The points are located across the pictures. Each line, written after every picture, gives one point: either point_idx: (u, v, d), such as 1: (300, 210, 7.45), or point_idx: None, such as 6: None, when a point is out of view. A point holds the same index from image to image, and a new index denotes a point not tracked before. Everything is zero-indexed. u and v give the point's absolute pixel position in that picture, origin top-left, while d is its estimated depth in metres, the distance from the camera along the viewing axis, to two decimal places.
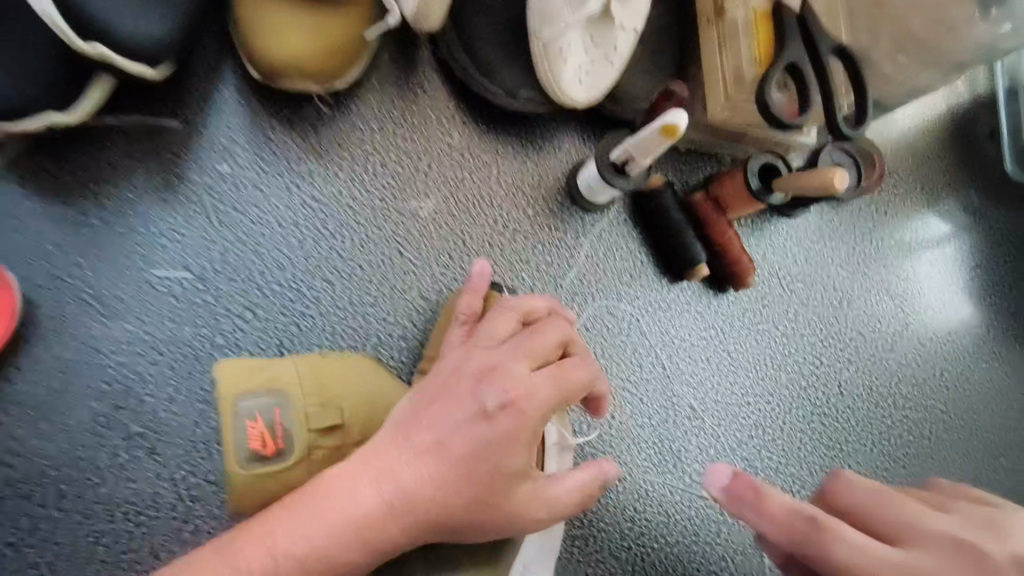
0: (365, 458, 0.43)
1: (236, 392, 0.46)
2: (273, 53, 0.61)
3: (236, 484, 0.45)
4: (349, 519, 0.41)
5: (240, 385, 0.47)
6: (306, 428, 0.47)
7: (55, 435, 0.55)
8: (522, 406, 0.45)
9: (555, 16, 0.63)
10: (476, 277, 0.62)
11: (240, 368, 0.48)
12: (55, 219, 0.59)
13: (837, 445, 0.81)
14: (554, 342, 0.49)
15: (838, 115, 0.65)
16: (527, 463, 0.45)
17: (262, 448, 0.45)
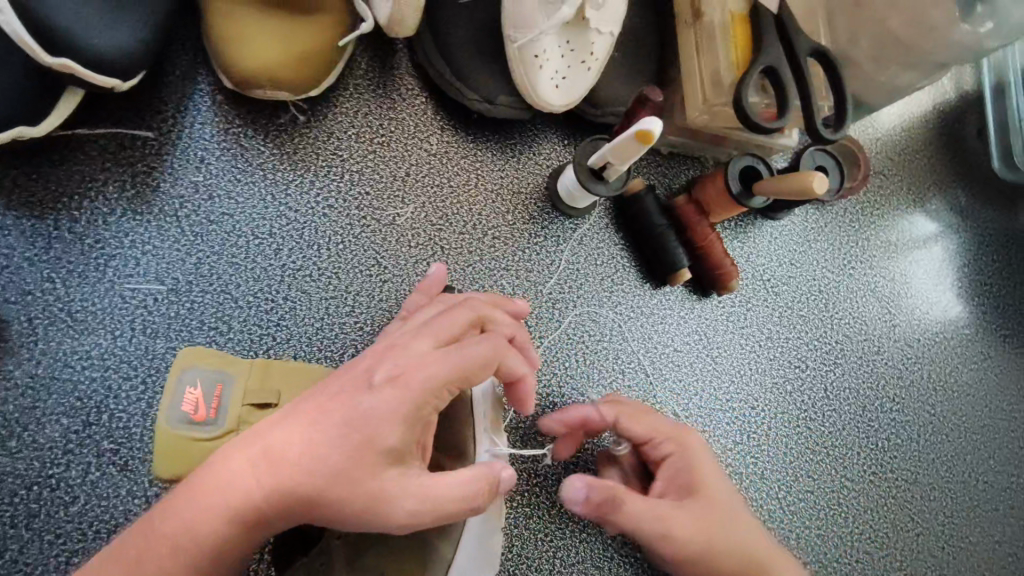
0: (247, 434, 0.43)
1: (184, 363, 0.54)
2: (244, 61, 0.61)
3: (160, 441, 0.51)
4: (220, 492, 0.41)
5: (191, 359, 0.54)
6: (242, 403, 0.54)
7: (26, 452, 0.55)
8: (406, 379, 0.43)
9: (528, 21, 0.64)
10: (431, 277, 0.63)
11: (200, 352, 0.55)
12: (26, 233, 0.58)
13: (823, 449, 0.80)
14: (463, 320, 0.48)
15: (817, 117, 0.64)
16: (406, 442, 0.43)
17: (193, 412, 0.52)
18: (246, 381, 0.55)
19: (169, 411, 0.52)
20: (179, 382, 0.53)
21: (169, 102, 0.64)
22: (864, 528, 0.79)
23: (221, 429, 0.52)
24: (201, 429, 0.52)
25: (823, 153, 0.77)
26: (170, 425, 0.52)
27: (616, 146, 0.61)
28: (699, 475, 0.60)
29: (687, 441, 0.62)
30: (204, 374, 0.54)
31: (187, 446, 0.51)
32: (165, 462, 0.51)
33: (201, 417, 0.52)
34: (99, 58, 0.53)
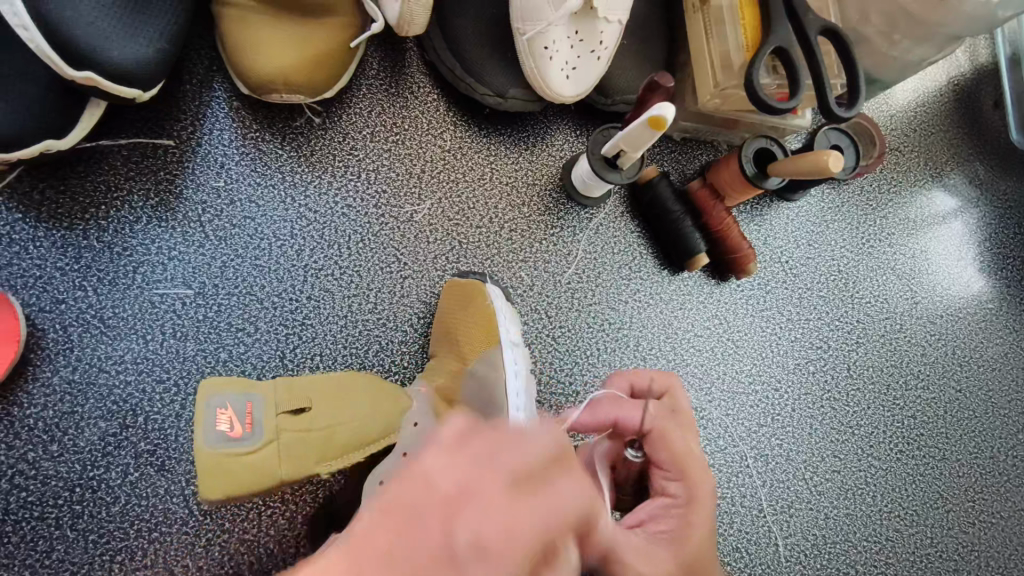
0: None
1: (210, 391, 0.52)
2: (257, 66, 0.62)
3: (199, 462, 0.50)
4: None
5: (215, 387, 0.52)
6: (276, 413, 0.53)
7: (67, 455, 0.56)
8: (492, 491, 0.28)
9: (535, 14, 0.64)
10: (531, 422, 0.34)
11: (222, 382, 0.53)
12: (57, 244, 0.60)
13: (849, 429, 0.80)
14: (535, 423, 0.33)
15: (829, 96, 0.64)
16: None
17: (230, 431, 0.51)
18: (274, 396, 0.54)
19: (204, 433, 0.50)
20: (209, 407, 0.51)
21: (188, 110, 0.65)
22: (892, 506, 0.79)
23: (260, 441, 0.52)
24: (239, 445, 0.51)
25: (837, 132, 0.77)
26: (206, 444, 0.50)
27: (628, 134, 0.62)
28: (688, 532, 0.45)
29: (698, 489, 0.47)
30: (231, 396, 0.52)
31: (228, 462, 0.50)
32: (209, 483, 0.50)
33: (238, 434, 0.51)
34: (118, 71, 0.54)
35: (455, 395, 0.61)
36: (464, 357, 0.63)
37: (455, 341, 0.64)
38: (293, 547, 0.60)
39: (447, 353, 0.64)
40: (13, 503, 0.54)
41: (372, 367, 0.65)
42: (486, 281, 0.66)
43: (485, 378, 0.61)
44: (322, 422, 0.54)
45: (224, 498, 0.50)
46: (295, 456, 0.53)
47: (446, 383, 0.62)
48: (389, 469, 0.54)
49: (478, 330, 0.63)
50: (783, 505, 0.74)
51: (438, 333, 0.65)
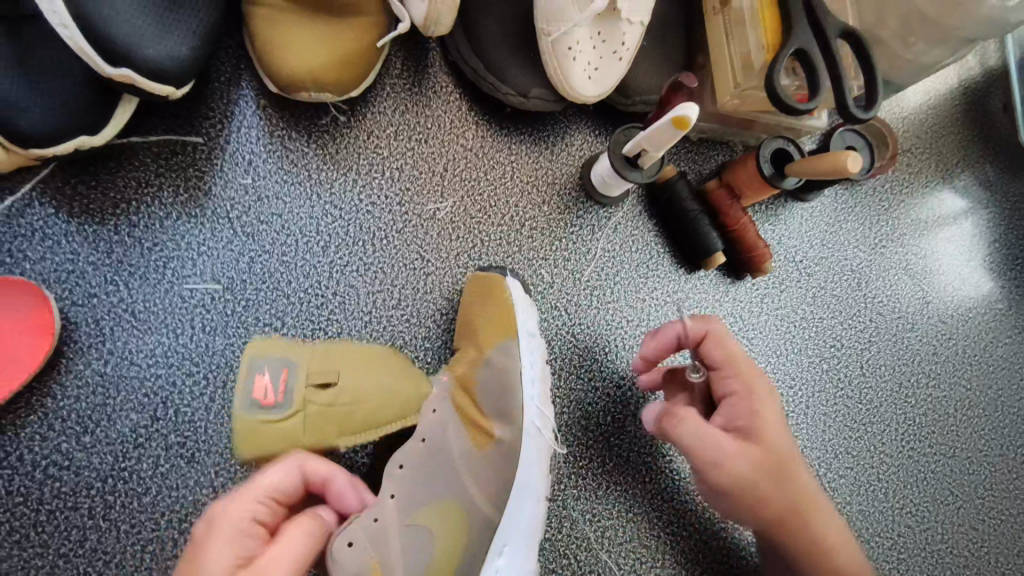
0: None
1: (253, 356, 0.56)
2: (287, 65, 0.63)
3: (237, 422, 0.54)
4: None
5: (257, 353, 0.57)
6: (308, 385, 0.56)
7: (99, 447, 0.57)
8: None
9: (560, 15, 0.65)
10: None
11: (266, 347, 0.58)
12: (88, 238, 0.60)
13: (862, 426, 0.81)
14: None
15: (848, 98, 0.65)
16: None
17: (264, 398, 0.55)
18: (306, 367, 0.57)
19: (243, 395, 0.55)
20: (249, 371, 0.55)
21: (216, 108, 0.66)
22: (904, 502, 0.80)
23: (290, 410, 0.55)
24: (271, 412, 0.54)
25: (852, 133, 0.78)
26: (243, 407, 0.54)
27: (651, 134, 0.63)
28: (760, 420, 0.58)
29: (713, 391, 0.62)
30: (270, 363, 0.56)
31: (260, 426, 0.54)
32: (244, 441, 0.54)
33: (270, 401, 0.55)
34: (154, 69, 0.55)
35: (470, 384, 0.62)
36: (482, 346, 0.63)
37: (475, 330, 0.64)
38: None
39: (468, 344, 0.64)
40: (47, 493, 0.55)
41: None
42: (508, 274, 0.67)
43: (502, 368, 0.61)
44: (349, 397, 0.57)
45: (258, 457, 0.55)
46: (321, 426, 0.56)
47: (464, 371, 0.63)
48: (407, 452, 0.58)
49: (497, 320, 0.63)
50: None
51: (459, 327, 0.66)
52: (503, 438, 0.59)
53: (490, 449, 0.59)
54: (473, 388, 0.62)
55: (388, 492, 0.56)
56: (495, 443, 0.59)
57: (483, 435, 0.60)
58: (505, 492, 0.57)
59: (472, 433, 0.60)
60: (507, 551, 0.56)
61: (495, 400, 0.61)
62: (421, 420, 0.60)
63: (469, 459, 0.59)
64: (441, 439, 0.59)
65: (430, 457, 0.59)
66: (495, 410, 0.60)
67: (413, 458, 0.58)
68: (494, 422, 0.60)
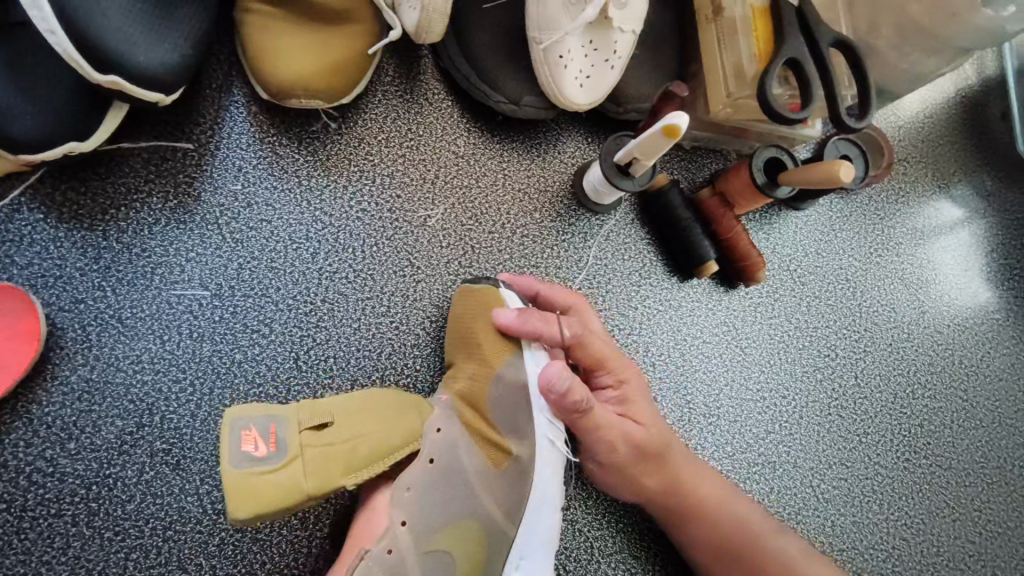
0: None
1: (234, 413, 0.52)
2: (277, 73, 0.63)
3: (225, 483, 0.50)
4: None
5: (239, 410, 0.53)
6: (300, 432, 0.54)
7: (84, 454, 0.57)
8: None
9: (551, 23, 0.65)
10: None
11: (246, 405, 0.53)
12: (77, 244, 0.60)
13: (856, 437, 0.81)
14: None
15: (841, 107, 0.65)
16: None
17: (255, 449, 0.51)
18: (296, 416, 0.54)
19: (229, 453, 0.51)
20: (232, 427, 0.52)
21: (207, 114, 0.66)
22: (899, 514, 0.79)
23: (284, 459, 0.52)
24: (265, 463, 0.51)
25: (846, 142, 0.77)
26: (230, 465, 0.50)
27: (642, 143, 0.63)
28: (642, 408, 0.63)
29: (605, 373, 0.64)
30: (254, 416, 0.53)
31: (252, 481, 0.50)
32: (236, 502, 0.50)
33: (262, 452, 0.51)
34: (142, 76, 0.55)
35: (480, 400, 0.60)
36: (491, 362, 0.60)
37: (479, 345, 0.61)
38: (305, 547, 0.60)
39: (471, 359, 0.62)
40: (31, 500, 0.55)
41: (384, 369, 0.66)
42: (499, 284, 0.64)
43: (516, 384, 0.60)
44: (346, 437, 0.55)
45: (252, 517, 0.50)
46: (320, 471, 0.53)
47: (464, 387, 0.61)
48: (415, 474, 0.57)
49: (501, 335, 0.61)
50: (790, 512, 0.75)
51: (459, 340, 0.63)
52: (519, 455, 0.58)
53: (507, 466, 0.58)
54: (483, 404, 0.60)
55: (398, 518, 0.55)
56: (512, 461, 0.58)
57: (499, 451, 0.59)
58: (521, 509, 0.58)
59: (487, 449, 0.59)
60: (523, 564, 0.58)
61: (509, 416, 0.59)
62: (427, 440, 0.58)
63: (484, 476, 0.58)
64: (453, 457, 0.58)
65: (442, 477, 0.57)
66: (508, 426, 0.59)
67: (424, 479, 0.57)
68: (510, 438, 0.59)
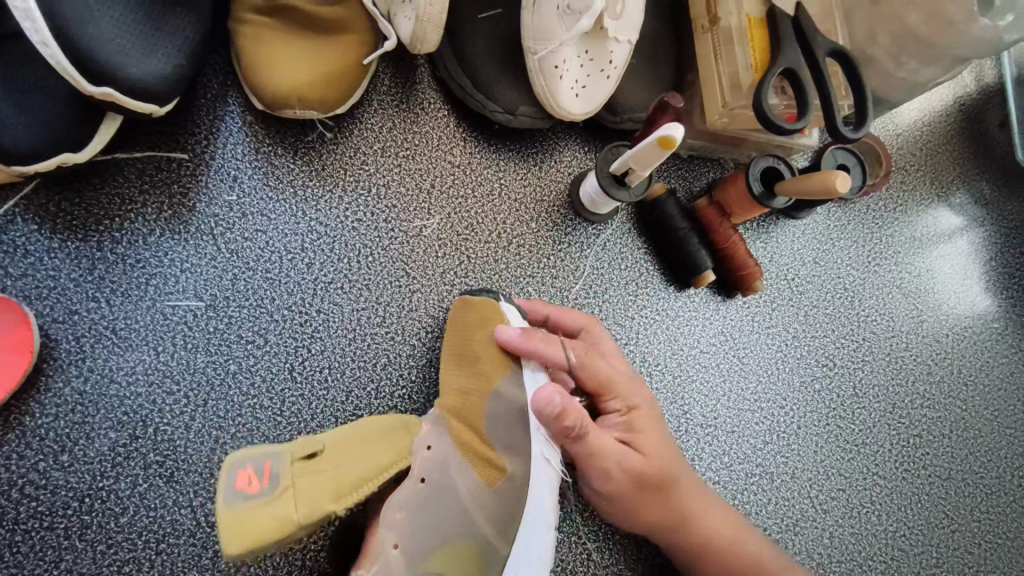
0: None
1: (228, 458, 0.52)
2: (271, 83, 0.63)
3: (220, 522, 0.49)
4: None
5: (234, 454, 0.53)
6: (294, 463, 0.54)
7: (76, 466, 0.57)
8: None
9: (546, 33, 0.65)
10: None
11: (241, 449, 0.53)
12: (71, 255, 0.60)
13: (854, 447, 0.80)
14: None
15: (837, 116, 0.64)
16: None
17: (250, 485, 0.51)
18: (288, 448, 0.54)
19: (223, 493, 0.50)
20: (227, 471, 0.51)
21: (202, 124, 0.66)
22: (897, 526, 0.79)
23: (277, 490, 0.52)
24: (258, 497, 0.51)
25: (844, 151, 0.77)
26: (225, 504, 0.50)
27: (637, 153, 0.62)
28: (644, 438, 0.61)
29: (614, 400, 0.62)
30: (248, 457, 0.53)
31: (248, 515, 0.50)
32: (232, 538, 0.49)
33: (257, 488, 0.51)
34: (136, 88, 0.55)
35: (476, 415, 0.59)
36: (488, 376, 0.59)
37: (478, 360, 0.60)
38: (299, 560, 0.60)
39: (466, 373, 0.61)
40: (23, 513, 0.55)
41: (380, 380, 0.65)
42: (499, 297, 0.64)
43: (514, 401, 0.58)
44: (337, 463, 0.55)
45: (249, 551, 0.49)
46: (314, 496, 0.52)
47: (459, 403, 0.60)
48: (406, 495, 0.57)
49: (497, 348, 0.60)
50: (788, 523, 0.74)
51: (457, 354, 0.62)
52: (512, 474, 0.56)
53: (500, 484, 0.56)
54: (475, 418, 0.59)
55: (390, 542, 0.56)
56: (504, 478, 0.56)
57: (492, 469, 0.57)
58: (512, 526, 0.55)
59: (478, 466, 0.57)
60: None
61: (504, 432, 0.58)
62: (417, 458, 0.58)
63: (476, 494, 0.56)
64: (444, 476, 0.57)
65: (432, 496, 0.57)
66: (502, 442, 0.57)
67: (413, 498, 0.57)
68: (504, 455, 0.57)
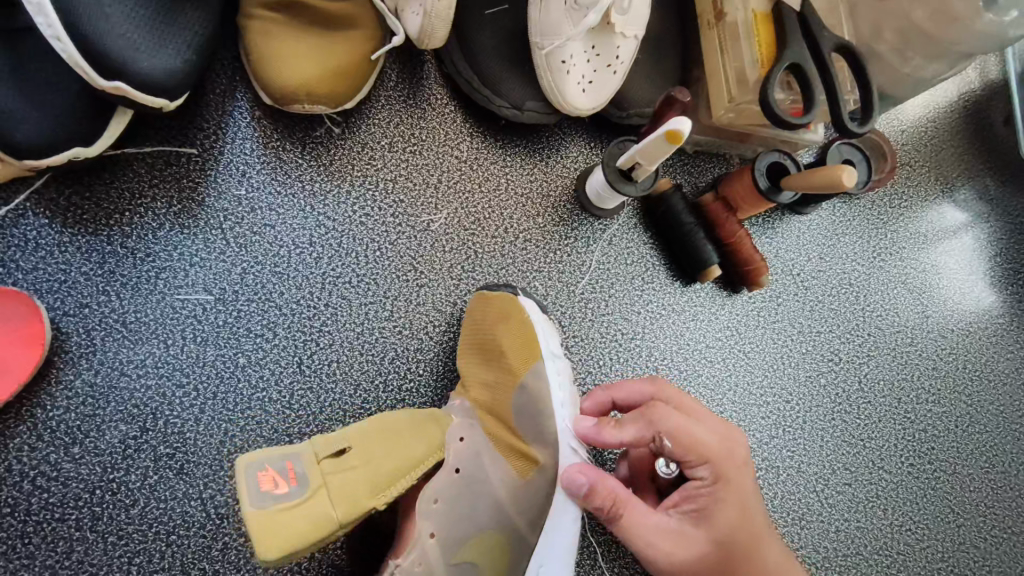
0: None
1: (249, 456, 0.50)
2: (280, 79, 0.63)
3: (250, 523, 0.47)
4: None
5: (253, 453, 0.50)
6: (320, 463, 0.52)
7: (88, 458, 0.57)
8: None
9: (553, 29, 0.65)
10: None
11: (261, 451, 0.51)
12: (82, 249, 0.61)
13: (860, 441, 0.81)
14: None
15: (844, 111, 0.65)
16: None
17: (276, 488, 0.49)
18: (311, 448, 0.53)
19: (249, 494, 0.48)
20: (249, 472, 0.49)
21: (212, 119, 0.66)
22: (903, 520, 0.79)
23: (306, 492, 0.50)
24: (287, 500, 0.49)
25: (849, 146, 0.77)
26: (253, 506, 0.48)
27: (645, 148, 0.63)
28: (716, 510, 0.53)
29: (698, 470, 0.54)
30: (270, 458, 0.51)
31: (279, 519, 0.48)
32: (264, 542, 0.47)
33: (285, 489, 0.50)
34: (147, 82, 0.55)
35: (502, 407, 0.61)
36: (515, 370, 0.61)
37: (502, 353, 0.62)
38: (308, 552, 0.60)
39: (488, 366, 0.62)
40: (35, 504, 0.55)
41: (387, 374, 0.66)
42: (515, 293, 0.66)
43: (540, 393, 0.60)
44: (366, 459, 0.53)
45: (283, 556, 0.47)
46: (346, 495, 0.51)
47: (483, 395, 0.62)
48: (440, 485, 0.56)
49: (521, 344, 0.62)
50: (794, 517, 0.74)
51: (475, 346, 0.64)
52: (544, 464, 0.58)
53: (532, 475, 0.58)
54: (502, 411, 0.61)
55: (426, 531, 0.55)
56: (537, 469, 0.58)
57: (523, 460, 0.59)
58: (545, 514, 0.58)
59: (510, 458, 0.59)
60: (546, 566, 0.58)
61: (533, 423, 0.60)
62: (451, 450, 0.58)
63: (511, 485, 0.58)
64: (477, 466, 0.58)
65: (465, 485, 0.57)
66: (531, 433, 0.60)
67: (448, 490, 0.56)
68: (534, 445, 0.59)
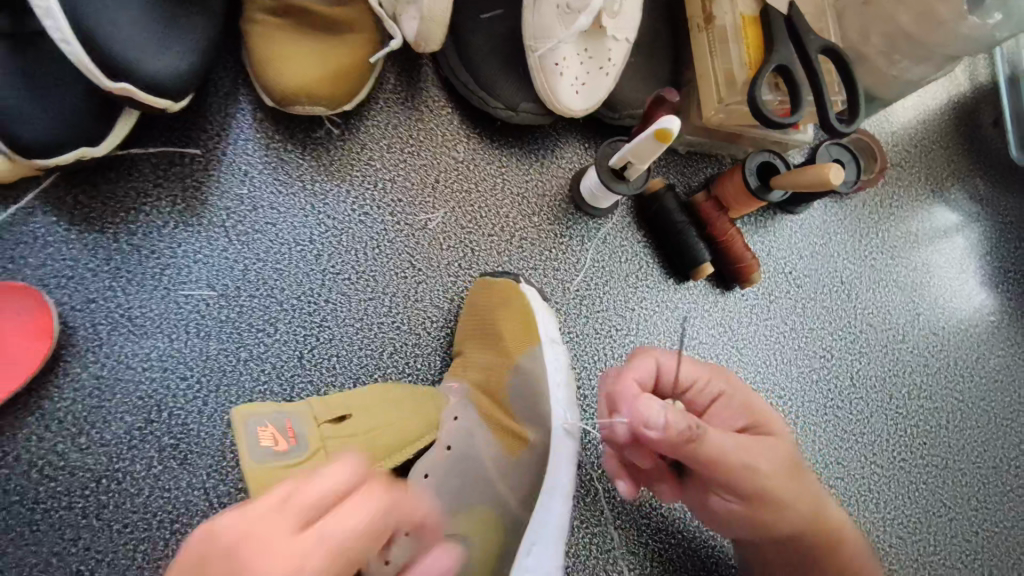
0: None
1: (248, 410, 0.53)
2: (281, 81, 0.65)
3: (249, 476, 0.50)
4: None
5: (252, 408, 0.53)
6: (319, 426, 0.56)
7: (94, 448, 0.59)
8: None
9: (546, 32, 0.67)
10: None
11: (261, 405, 0.54)
12: (89, 246, 0.63)
13: (852, 436, 0.82)
14: None
15: (831, 112, 0.66)
16: None
17: (276, 445, 0.52)
18: (309, 412, 0.56)
19: (249, 449, 0.51)
20: (250, 427, 0.52)
21: (215, 121, 0.68)
22: (895, 513, 0.80)
23: (305, 452, 0.54)
24: (286, 458, 0.52)
25: (839, 147, 0.79)
26: (254, 460, 0.51)
27: (636, 147, 0.64)
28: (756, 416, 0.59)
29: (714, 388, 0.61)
30: (271, 415, 0.54)
31: (276, 474, 0.51)
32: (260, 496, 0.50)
33: (285, 447, 0.53)
34: (153, 83, 0.57)
35: (498, 389, 0.63)
36: (511, 352, 0.64)
37: (499, 337, 0.64)
38: None
39: (486, 350, 0.65)
40: (42, 493, 0.57)
41: (386, 368, 0.67)
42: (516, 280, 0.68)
43: (535, 375, 0.63)
44: (364, 428, 0.57)
45: None
46: None
47: (479, 377, 0.64)
48: (431, 461, 0.58)
49: (519, 326, 0.65)
50: None
51: (473, 330, 0.66)
52: (537, 442, 0.61)
53: (522, 453, 0.61)
54: (497, 392, 0.63)
55: None
56: (527, 447, 0.61)
57: (514, 439, 0.62)
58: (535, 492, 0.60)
59: (501, 437, 0.62)
60: (535, 550, 0.59)
61: (526, 405, 0.63)
62: (445, 428, 0.60)
63: (503, 463, 0.61)
64: (468, 444, 0.60)
65: (456, 461, 0.59)
66: (525, 414, 0.62)
67: (439, 465, 0.59)
68: (527, 426, 0.62)
